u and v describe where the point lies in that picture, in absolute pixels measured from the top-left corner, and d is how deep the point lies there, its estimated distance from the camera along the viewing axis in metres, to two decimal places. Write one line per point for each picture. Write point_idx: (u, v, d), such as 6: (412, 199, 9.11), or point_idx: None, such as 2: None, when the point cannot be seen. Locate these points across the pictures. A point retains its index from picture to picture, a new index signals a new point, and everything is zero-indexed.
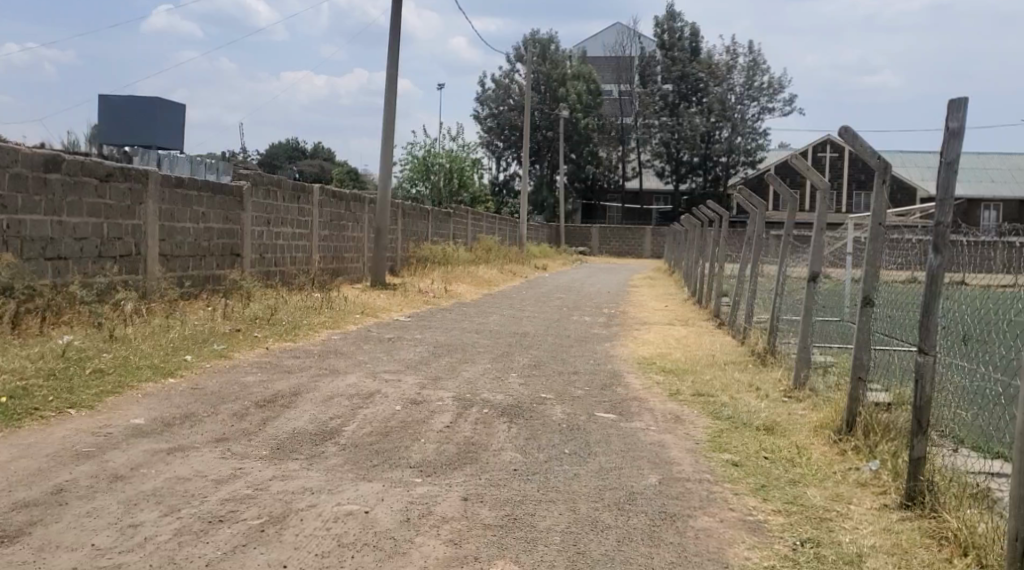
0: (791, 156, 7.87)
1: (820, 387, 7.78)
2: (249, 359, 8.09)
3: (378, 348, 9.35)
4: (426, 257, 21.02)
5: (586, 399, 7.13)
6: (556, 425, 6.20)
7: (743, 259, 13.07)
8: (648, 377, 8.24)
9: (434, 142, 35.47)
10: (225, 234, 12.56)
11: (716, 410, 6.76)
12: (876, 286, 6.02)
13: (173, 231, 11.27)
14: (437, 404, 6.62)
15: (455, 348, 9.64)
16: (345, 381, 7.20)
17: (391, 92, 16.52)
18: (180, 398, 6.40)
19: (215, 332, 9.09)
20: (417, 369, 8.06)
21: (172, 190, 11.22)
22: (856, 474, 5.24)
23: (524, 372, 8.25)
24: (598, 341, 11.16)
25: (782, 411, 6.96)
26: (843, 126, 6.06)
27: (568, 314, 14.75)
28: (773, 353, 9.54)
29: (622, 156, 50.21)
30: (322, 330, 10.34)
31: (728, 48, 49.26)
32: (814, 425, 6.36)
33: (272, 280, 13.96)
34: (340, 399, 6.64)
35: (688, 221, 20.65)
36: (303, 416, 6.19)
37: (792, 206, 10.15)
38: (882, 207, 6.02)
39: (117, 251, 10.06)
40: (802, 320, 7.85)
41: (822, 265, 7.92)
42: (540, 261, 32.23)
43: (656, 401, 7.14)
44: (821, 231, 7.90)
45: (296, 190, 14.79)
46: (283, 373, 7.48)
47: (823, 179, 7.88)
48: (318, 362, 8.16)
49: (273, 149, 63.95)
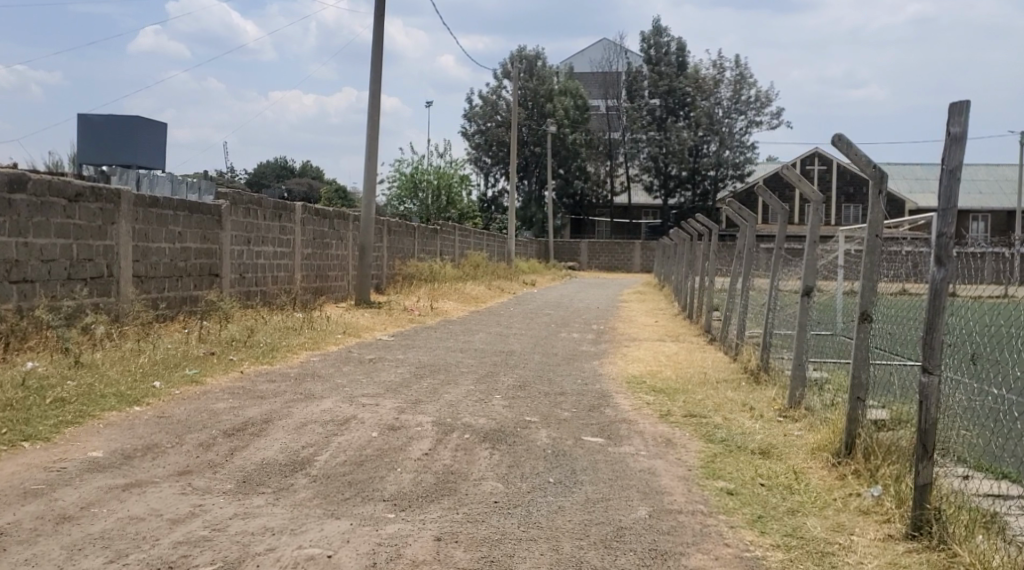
0: (782, 168, 7.62)
1: (816, 405, 7.49)
2: (222, 384, 7.75)
3: (358, 369, 9.03)
4: (412, 274, 20.72)
5: (574, 422, 6.82)
6: (541, 450, 5.89)
7: (734, 273, 12.80)
8: (637, 397, 7.94)
9: (421, 159, 35.27)
10: (203, 254, 12.24)
11: (709, 432, 6.46)
12: (874, 301, 5.75)
13: (148, 252, 10.94)
14: (416, 430, 6.30)
15: (438, 369, 9.33)
16: (321, 406, 6.87)
17: (373, 108, 16.27)
18: (144, 427, 6.07)
19: (188, 356, 8.76)
20: (398, 392, 7.73)
21: (146, 209, 10.90)
22: (858, 501, 4.95)
23: (509, 393, 7.94)
24: (586, 359, 10.85)
25: (778, 432, 6.67)
26: (837, 134, 5.80)
27: (556, 331, 14.44)
28: (766, 370, 9.26)
29: (610, 171, 50.10)
30: (302, 352, 10.02)
31: (714, 62, 49.28)
32: (812, 447, 6.06)
33: (253, 300, 13.63)
34: (314, 426, 6.32)
35: (676, 235, 20.42)
36: (274, 446, 5.87)
37: (783, 220, 9.88)
38: (879, 217, 5.75)
39: (88, 273, 9.74)
40: (797, 336, 7.57)
41: (815, 279, 7.65)
42: (529, 276, 31.98)
43: (647, 423, 6.83)
44: (815, 244, 7.65)
45: (277, 208, 14.49)
46: (256, 399, 7.15)
47: (816, 192, 7.62)
48: (295, 385, 7.84)
49: (261, 168, 63.69)
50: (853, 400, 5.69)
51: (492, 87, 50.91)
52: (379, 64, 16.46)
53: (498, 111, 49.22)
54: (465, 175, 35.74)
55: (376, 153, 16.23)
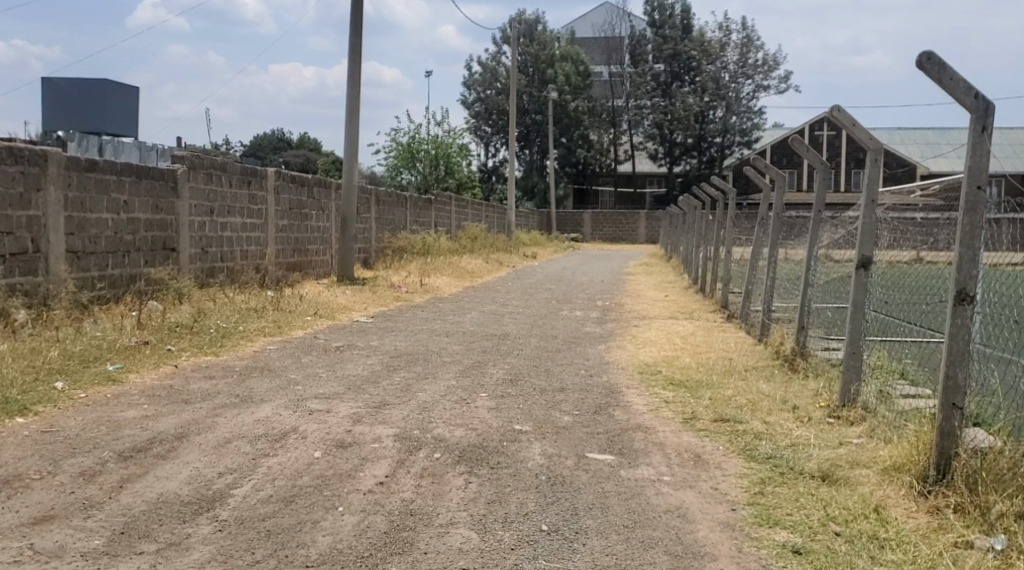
0: (830, 111, 6.10)
1: (876, 403, 6.06)
2: (145, 384, 6.31)
3: (319, 361, 7.56)
4: (403, 248, 19.25)
5: (576, 432, 5.36)
6: (532, 477, 4.44)
7: (757, 241, 11.28)
8: (653, 395, 6.50)
9: (419, 127, 33.64)
10: (156, 225, 10.80)
11: (751, 445, 5.03)
12: (976, 277, 4.29)
13: (86, 224, 9.51)
14: (372, 448, 4.85)
15: (416, 359, 7.87)
16: (256, 414, 5.42)
17: (354, 65, 14.77)
18: (12, 450, 4.64)
19: (113, 347, 7.30)
20: (360, 392, 6.29)
21: (82, 174, 9.43)
22: (975, 556, 3.57)
23: (496, 392, 6.47)
24: (590, 343, 9.37)
25: (837, 445, 5.22)
26: (926, 52, 4.32)
27: (556, 309, 12.96)
28: (804, 356, 7.82)
29: (614, 139, 48.18)
30: (259, 339, 8.58)
31: (720, 25, 47.61)
32: (886, 468, 4.64)
33: (215, 278, 12.18)
34: (239, 443, 4.89)
35: (685, 203, 18.88)
36: (180, 477, 4.46)
37: (821, 178, 8.26)
38: (983, 163, 4.26)
39: (7, 248, 8.33)
40: (850, 318, 6.13)
41: (873, 249, 6.18)
42: (531, 249, 30.49)
43: (667, 431, 5.40)
44: (873, 205, 6.15)
45: (245, 173, 13.00)
46: (177, 404, 5.71)
47: (873, 139, 6.10)
48: (234, 385, 6.40)
49: (258, 140, 62.25)
50: (947, 407, 4.26)
51: (490, 54, 49.29)
52: (359, 16, 14.90)
53: (498, 78, 47.57)
54: (463, 144, 34.10)
55: (357, 117, 14.71)
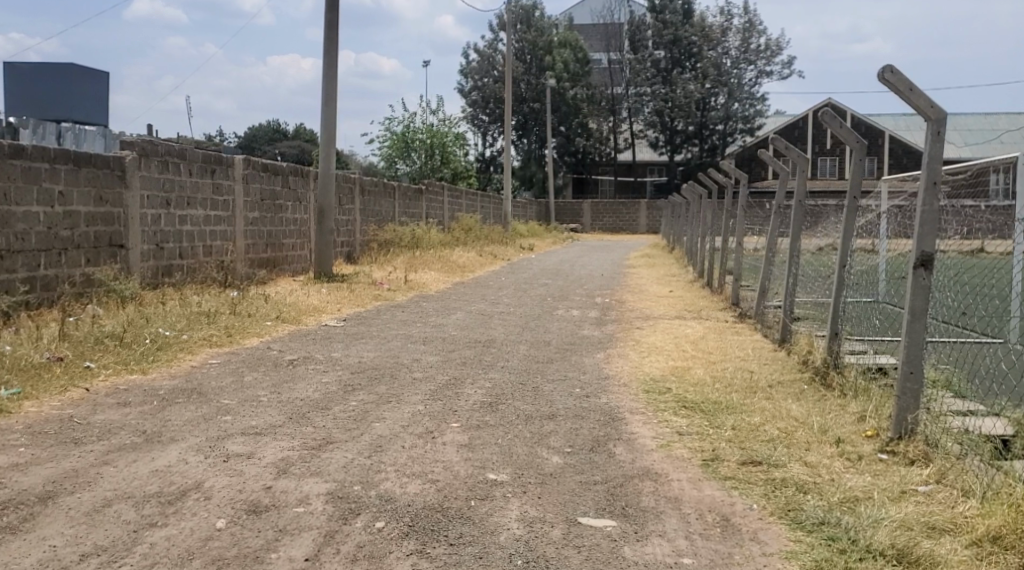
0: (881, 71, 4.90)
1: (940, 439, 4.86)
2: (37, 417, 5.10)
3: (265, 380, 6.36)
4: (389, 241, 18.07)
5: (566, 482, 4.17)
6: (505, 562, 3.26)
7: (776, 230, 10.04)
8: (663, 423, 5.31)
9: (413, 116, 32.31)
10: (100, 219, 9.57)
11: (794, 504, 3.85)
12: None
13: (12, 218, 8.34)
14: (295, 514, 3.66)
15: (382, 375, 6.69)
16: (156, 462, 4.23)
17: (330, 46, 13.58)
18: None
19: (16, 364, 6.08)
20: (302, 423, 5.12)
21: (6, 161, 8.26)
22: None
23: (471, 422, 5.26)
24: (587, 350, 8.18)
25: (902, 500, 4.03)
26: None
27: (551, 307, 11.75)
28: (838, 370, 6.62)
29: (613, 127, 46.97)
30: (203, 351, 7.41)
31: (722, 10, 46.38)
32: (979, 540, 3.46)
33: (172, 278, 11.01)
34: (121, 509, 3.71)
35: (688, 191, 17.62)
36: (27, 562, 3.27)
37: (853, 158, 7.04)
38: None
39: None
40: (907, 328, 4.92)
41: (935, 243, 4.97)
42: (528, 240, 29.33)
43: (683, 480, 4.22)
44: (935, 189, 4.90)
45: (209, 161, 11.78)
46: (65, 446, 4.52)
47: (933, 107, 4.86)
48: (147, 415, 5.20)
49: (254, 132, 60.88)
50: None
51: (486, 42, 48.02)
52: None
53: (494, 66, 46.32)
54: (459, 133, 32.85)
55: (334, 100, 13.47)
